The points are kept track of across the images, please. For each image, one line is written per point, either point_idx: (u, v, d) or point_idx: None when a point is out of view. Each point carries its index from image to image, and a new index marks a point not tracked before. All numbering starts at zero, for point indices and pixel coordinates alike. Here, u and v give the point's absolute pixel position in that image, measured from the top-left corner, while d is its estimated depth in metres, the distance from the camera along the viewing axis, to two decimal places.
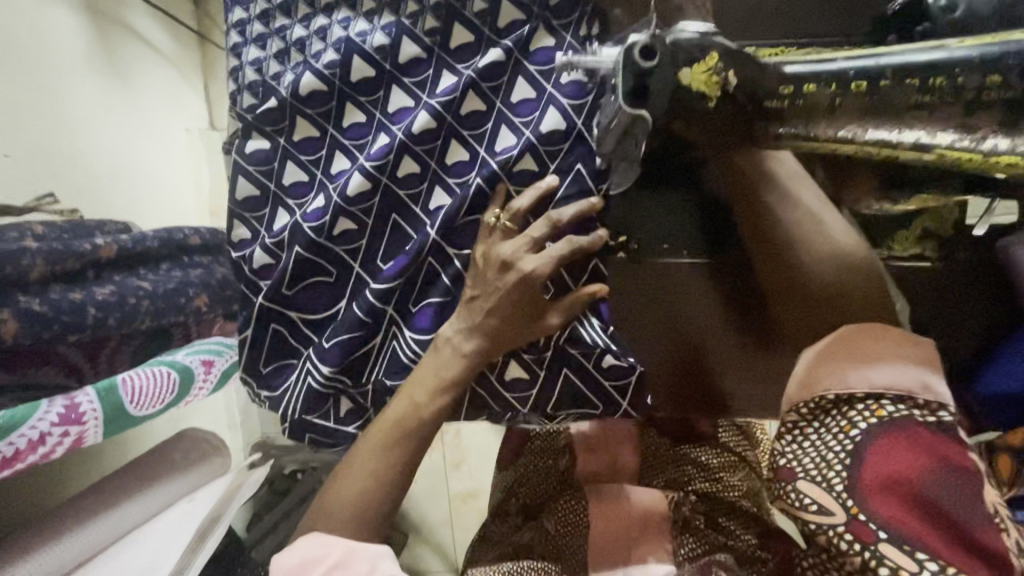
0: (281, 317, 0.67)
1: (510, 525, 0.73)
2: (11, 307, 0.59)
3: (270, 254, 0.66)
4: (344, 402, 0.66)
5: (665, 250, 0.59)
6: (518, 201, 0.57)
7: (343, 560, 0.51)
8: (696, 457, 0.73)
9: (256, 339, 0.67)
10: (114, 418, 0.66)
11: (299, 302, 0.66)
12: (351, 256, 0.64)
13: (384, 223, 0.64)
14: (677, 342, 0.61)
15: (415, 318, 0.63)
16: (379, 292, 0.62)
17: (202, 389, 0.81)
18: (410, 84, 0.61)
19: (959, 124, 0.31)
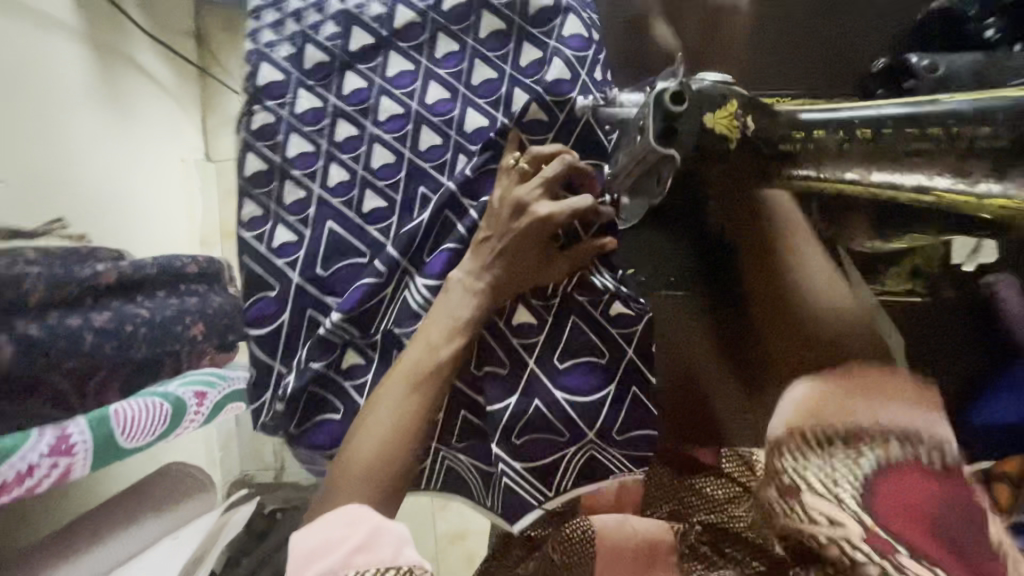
0: (314, 301, 0.72)
1: (513, 557, 0.75)
2: (9, 332, 0.57)
3: (293, 232, 0.74)
4: (353, 356, 0.70)
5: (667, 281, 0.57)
6: (541, 148, 0.65)
7: (371, 539, 0.46)
8: None
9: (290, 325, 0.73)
10: (104, 450, 0.64)
11: (331, 284, 0.73)
12: (383, 235, 0.72)
13: (414, 197, 0.72)
14: (672, 364, 0.62)
15: (427, 266, 0.69)
16: (400, 244, 0.71)
17: (193, 421, 0.79)
18: (450, 80, 0.73)
19: (956, 169, 0.35)
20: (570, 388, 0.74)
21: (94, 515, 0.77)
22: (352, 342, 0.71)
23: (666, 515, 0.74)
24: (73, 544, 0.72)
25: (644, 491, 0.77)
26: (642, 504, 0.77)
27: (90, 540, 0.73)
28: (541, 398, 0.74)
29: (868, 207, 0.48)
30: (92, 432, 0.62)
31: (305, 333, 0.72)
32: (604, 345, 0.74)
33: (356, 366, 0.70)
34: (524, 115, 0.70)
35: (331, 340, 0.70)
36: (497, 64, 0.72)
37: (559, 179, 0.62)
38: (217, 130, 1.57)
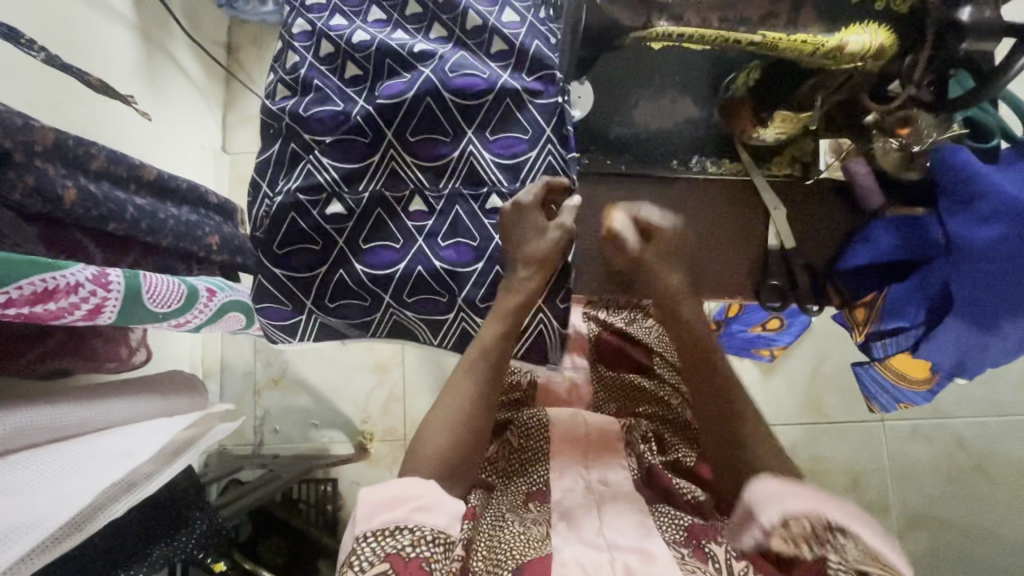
0: (299, 138, 0.73)
1: None
2: (76, 182, 0.70)
3: (289, 88, 0.75)
4: (335, 205, 0.72)
5: (667, 103, 0.72)
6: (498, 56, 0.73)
7: (429, 504, 0.56)
8: (644, 387, 0.84)
9: (280, 157, 0.74)
10: (131, 302, 0.72)
11: (313, 125, 0.72)
12: (357, 93, 0.73)
13: (380, 62, 0.72)
14: (643, 162, 0.72)
15: (385, 90, 0.71)
16: (381, 108, 0.71)
17: (196, 318, 0.86)
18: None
19: (788, 22, 0.52)
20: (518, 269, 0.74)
21: (95, 388, 0.82)
22: (336, 194, 0.72)
23: (615, 412, 0.85)
24: (83, 398, 0.77)
25: (595, 393, 0.87)
26: (595, 403, 0.86)
27: (97, 398, 0.79)
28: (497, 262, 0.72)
29: (746, 97, 0.67)
30: (126, 279, 0.71)
31: (289, 167, 0.74)
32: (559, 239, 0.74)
33: (338, 216, 0.72)
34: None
35: (319, 186, 0.72)
36: (522, 11, 0.74)
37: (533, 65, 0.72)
38: (236, 127, 1.75)
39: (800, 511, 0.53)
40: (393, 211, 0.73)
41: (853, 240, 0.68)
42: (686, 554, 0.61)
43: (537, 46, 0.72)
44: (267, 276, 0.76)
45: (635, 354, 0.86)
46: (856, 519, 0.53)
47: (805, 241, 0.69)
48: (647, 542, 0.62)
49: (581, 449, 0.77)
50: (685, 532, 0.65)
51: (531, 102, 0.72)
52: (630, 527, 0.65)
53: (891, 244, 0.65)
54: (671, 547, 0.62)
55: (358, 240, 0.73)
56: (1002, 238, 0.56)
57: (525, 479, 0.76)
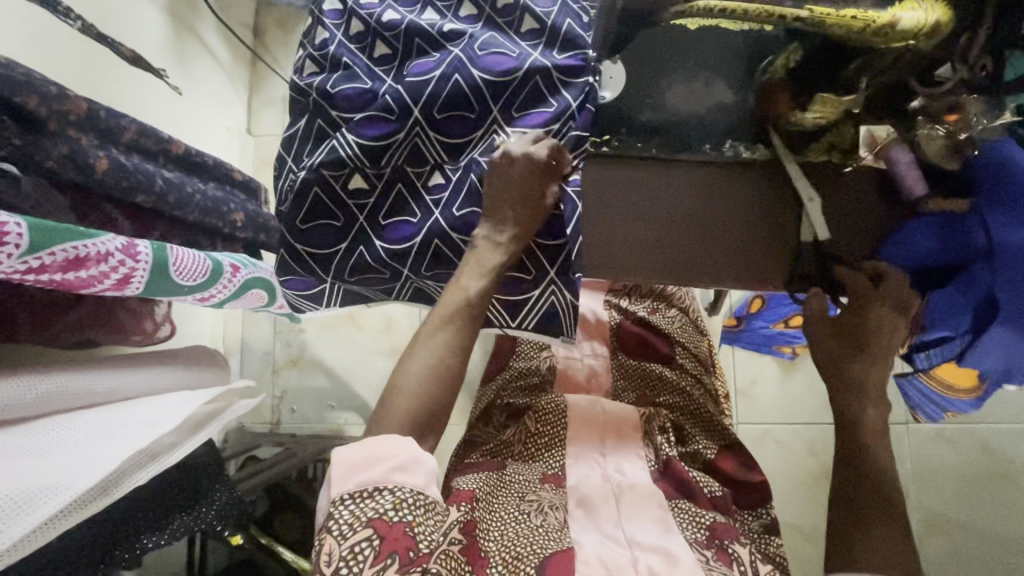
0: (326, 114, 0.72)
1: (495, 427, 0.81)
2: (108, 153, 0.70)
3: (317, 64, 0.75)
4: (357, 181, 0.71)
5: (704, 84, 0.69)
6: (529, 35, 0.71)
7: (407, 464, 0.55)
8: (662, 374, 0.83)
9: (306, 131, 0.74)
10: (158, 274, 0.73)
11: (340, 101, 0.71)
12: (385, 72, 0.72)
13: (409, 44, 0.71)
14: (673, 143, 0.69)
15: (412, 68, 0.70)
16: (410, 87, 0.69)
17: (218, 294, 0.87)
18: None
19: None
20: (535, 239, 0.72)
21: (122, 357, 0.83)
22: (359, 169, 0.71)
23: (635, 400, 0.83)
24: (110, 366, 0.78)
25: (615, 382, 0.85)
26: (614, 391, 0.84)
27: (124, 366, 0.80)
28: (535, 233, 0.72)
29: (784, 80, 0.64)
30: (153, 250, 0.72)
31: (314, 141, 0.73)
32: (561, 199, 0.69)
33: (360, 192, 0.72)
34: None
35: (342, 162, 0.70)
36: None
37: (563, 43, 0.70)
38: (261, 109, 1.75)
39: None
40: (413, 187, 0.73)
41: (895, 231, 0.67)
42: (710, 557, 0.61)
43: (569, 25, 0.70)
44: (287, 250, 0.76)
45: (657, 342, 0.85)
46: None
47: (839, 237, 0.68)
48: (666, 541, 0.62)
49: (599, 435, 0.76)
50: (707, 529, 0.65)
51: (561, 80, 0.69)
52: (651, 523, 0.65)
53: (934, 245, 0.64)
54: (695, 548, 0.62)
55: (379, 214, 0.73)
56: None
57: (541, 463, 0.74)
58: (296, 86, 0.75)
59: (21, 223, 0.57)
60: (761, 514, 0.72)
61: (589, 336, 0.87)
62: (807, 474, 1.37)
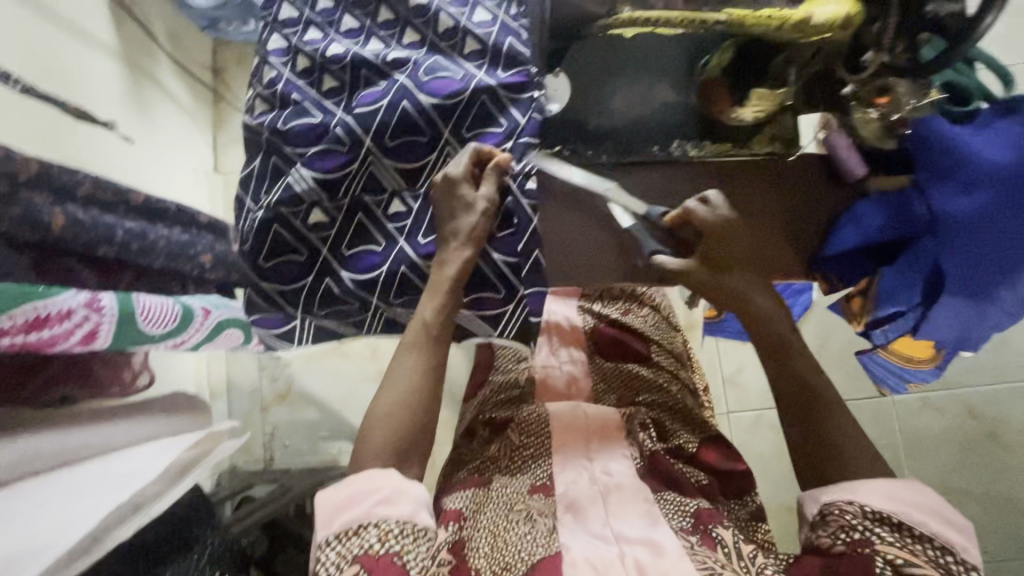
0: (280, 151, 0.73)
1: (480, 441, 0.81)
2: (64, 209, 0.70)
3: (267, 102, 0.75)
4: (317, 214, 0.72)
5: (647, 88, 0.71)
6: (473, 57, 0.73)
7: (391, 496, 0.56)
8: (638, 373, 0.84)
9: (261, 169, 0.74)
10: (126, 324, 0.73)
11: (293, 137, 0.72)
12: (335, 105, 0.73)
13: (355, 75, 0.73)
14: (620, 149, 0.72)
15: (361, 98, 0.71)
16: (360, 117, 0.70)
17: (190, 340, 0.87)
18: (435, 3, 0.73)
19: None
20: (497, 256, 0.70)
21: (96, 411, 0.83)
22: (317, 203, 0.72)
23: (616, 401, 0.83)
24: (83, 422, 0.77)
25: (595, 384, 0.85)
26: (596, 395, 0.84)
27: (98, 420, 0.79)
28: (496, 249, 0.70)
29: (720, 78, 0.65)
30: (119, 302, 0.72)
31: (270, 178, 0.73)
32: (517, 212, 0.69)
33: (321, 225, 0.72)
34: None
35: (300, 197, 0.71)
36: (493, 9, 0.74)
37: (506, 62, 0.72)
38: (227, 147, 1.75)
39: (832, 498, 0.60)
40: (373, 215, 0.73)
41: (847, 212, 0.68)
42: (695, 543, 0.62)
43: (510, 43, 0.72)
44: (253, 288, 0.76)
45: (631, 342, 0.86)
46: (898, 507, 0.58)
47: (788, 226, 0.70)
48: (653, 533, 0.63)
49: (582, 440, 0.76)
50: (691, 517, 0.66)
51: (509, 99, 0.71)
52: (636, 518, 0.66)
53: (878, 222, 0.64)
54: (680, 536, 0.63)
55: (343, 245, 0.73)
56: (984, 207, 0.58)
57: (529, 473, 0.74)
58: (248, 125, 0.75)
59: None
60: (747, 502, 0.73)
61: (565, 342, 0.87)
62: None
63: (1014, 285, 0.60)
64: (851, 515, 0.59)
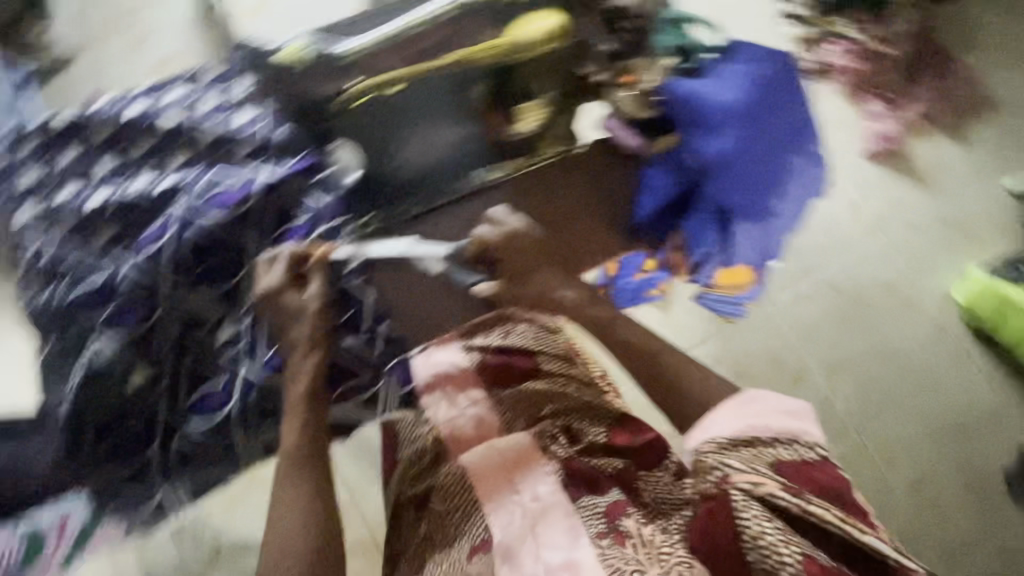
0: (70, 325, 0.65)
1: (409, 520, 0.79)
2: None
3: (41, 279, 0.67)
4: (137, 375, 0.65)
5: (430, 127, 0.71)
6: (252, 157, 0.71)
7: None
8: (535, 389, 0.85)
9: (58, 351, 0.66)
10: None
11: (79, 304, 0.65)
12: (117, 256, 0.66)
13: (131, 218, 0.68)
14: (426, 195, 0.72)
15: (143, 240, 0.66)
16: (147, 259, 0.65)
17: (56, 565, 0.76)
18: (186, 120, 0.72)
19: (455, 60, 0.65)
20: (349, 342, 0.70)
21: None
22: (133, 363, 0.65)
23: (525, 424, 0.83)
24: None
25: (501, 416, 0.84)
26: (505, 425, 0.83)
27: None
28: (343, 339, 0.70)
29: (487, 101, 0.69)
30: None
31: (70, 357, 0.65)
32: (347, 296, 0.69)
33: (145, 385, 0.65)
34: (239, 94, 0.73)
35: (109, 365, 0.64)
36: (255, 108, 0.72)
37: (285, 150, 0.71)
38: None
39: (696, 443, 0.59)
40: (202, 351, 0.67)
41: (642, 179, 0.73)
42: (606, 545, 0.65)
43: (281, 133, 0.71)
44: (97, 480, 0.67)
45: (517, 363, 0.87)
46: (746, 423, 0.59)
47: (597, 209, 0.74)
48: (574, 551, 0.66)
49: (505, 478, 0.75)
50: (603, 515, 0.69)
51: (303, 185, 0.70)
52: (561, 537, 0.67)
53: (670, 180, 0.72)
54: (595, 543, 0.66)
55: (182, 397, 0.67)
56: (738, 143, 0.69)
57: (465, 536, 0.73)
58: (30, 310, 0.68)
59: None
60: (667, 466, 0.76)
61: (460, 388, 0.85)
62: None
63: (783, 195, 0.72)
64: (712, 454, 0.57)
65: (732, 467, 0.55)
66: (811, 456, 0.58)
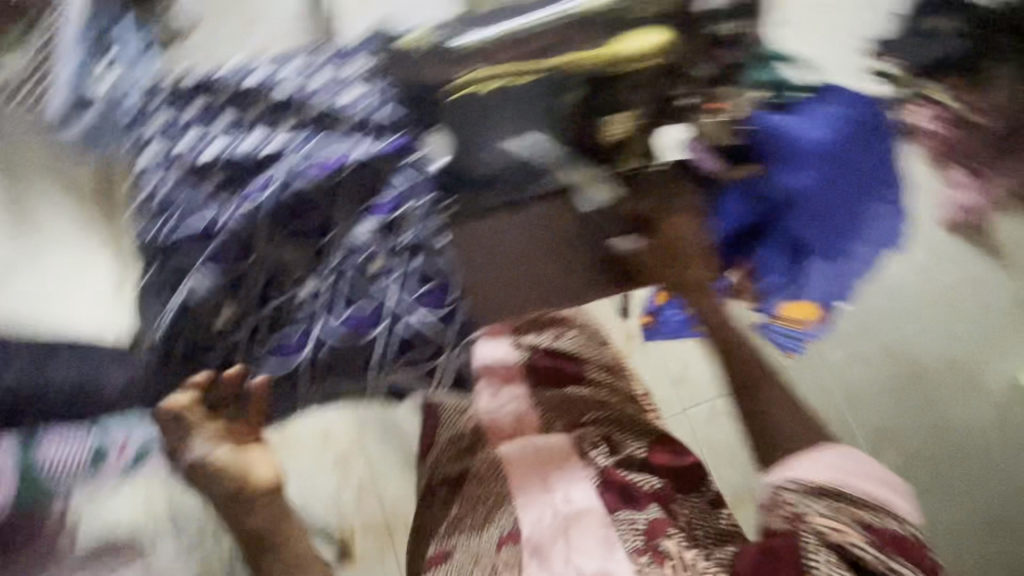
0: (173, 259, 0.71)
1: (440, 502, 0.83)
2: None
3: (153, 217, 0.74)
4: (225, 311, 0.69)
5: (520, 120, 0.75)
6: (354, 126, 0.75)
7: None
8: (578, 393, 0.85)
9: (158, 280, 0.72)
10: (29, 480, 0.72)
11: (186, 243, 0.71)
12: (222, 205, 0.72)
13: (238, 175, 0.73)
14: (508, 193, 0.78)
15: (248, 193, 0.72)
16: (252, 211, 0.71)
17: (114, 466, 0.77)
18: (299, 91, 0.78)
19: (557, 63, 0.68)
20: (422, 316, 0.73)
21: None
22: (224, 302, 0.69)
23: (566, 425, 0.81)
24: None
25: (542, 415, 0.82)
26: (544, 422, 0.82)
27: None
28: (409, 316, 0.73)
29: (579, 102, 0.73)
30: (18, 457, 0.71)
31: (167, 288, 0.71)
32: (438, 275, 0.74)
33: (230, 323, 0.70)
34: (352, 73, 0.79)
35: (204, 300, 0.69)
36: (364, 87, 0.78)
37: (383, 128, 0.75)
38: None
39: (778, 478, 0.62)
40: (280, 303, 0.71)
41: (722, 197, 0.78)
42: (645, 565, 0.65)
43: (376, 116, 0.75)
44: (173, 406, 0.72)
45: (566, 363, 0.88)
46: (839, 476, 0.60)
47: (663, 222, 0.77)
48: (608, 563, 0.67)
49: (540, 478, 0.76)
50: (642, 534, 0.67)
51: (390, 168, 0.74)
52: (595, 547, 0.68)
53: (740, 210, 0.77)
54: (632, 558, 0.66)
55: (257, 347, 0.71)
56: (820, 180, 0.75)
57: (495, 525, 0.76)
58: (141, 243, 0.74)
59: None
60: (705, 492, 0.77)
61: (503, 382, 0.84)
62: (755, 433, 1.46)
63: (863, 235, 0.78)
64: (796, 496, 0.60)
65: (808, 516, 0.59)
66: (902, 527, 0.59)
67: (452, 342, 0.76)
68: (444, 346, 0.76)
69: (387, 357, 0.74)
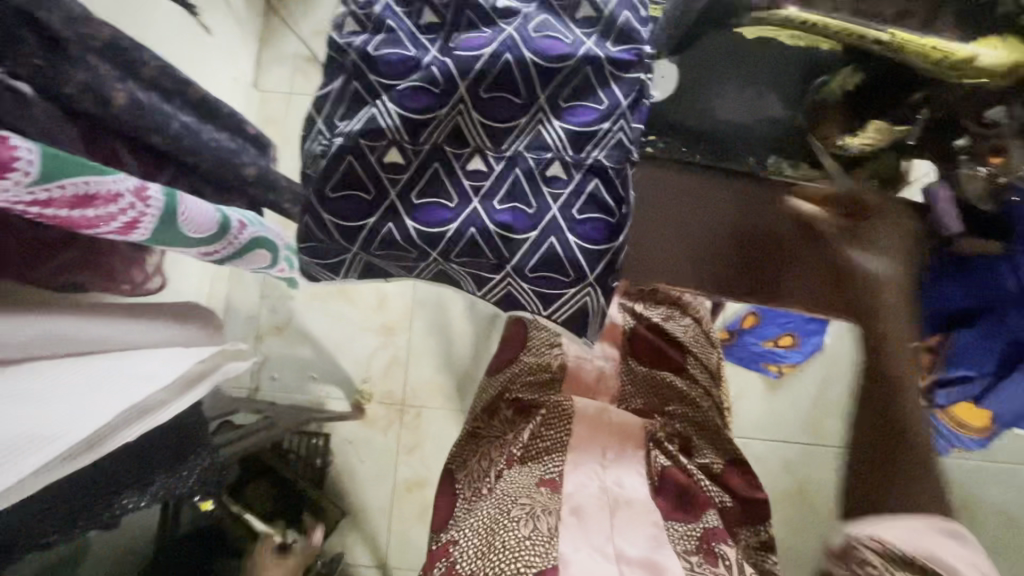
0: (363, 77, 0.67)
1: (500, 418, 0.86)
2: (125, 88, 0.66)
3: (358, 24, 0.68)
4: (395, 153, 0.68)
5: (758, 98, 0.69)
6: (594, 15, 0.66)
7: None
8: (675, 385, 0.85)
9: (340, 92, 0.69)
10: (166, 223, 0.69)
11: (382, 66, 0.66)
12: (430, 42, 0.66)
13: (457, 18, 0.66)
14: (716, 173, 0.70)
15: (462, 41, 0.65)
16: (460, 61, 0.65)
17: (222, 250, 0.82)
18: None
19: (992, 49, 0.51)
20: (575, 242, 0.68)
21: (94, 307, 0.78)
22: (398, 143, 0.67)
23: (639, 406, 0.85)
24: (105, 312, 0.78)
25: (622, 386, 0.86)
26: (621, 395, 0.86)
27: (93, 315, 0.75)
28: (558, 236, 0.69)
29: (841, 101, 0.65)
30: (165, 199, 0.68)
31: (349, 105, 0.68)
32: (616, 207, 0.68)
33: (396, 165, 0.68)
34: None
35: (381, 132, 0.67)
36: None
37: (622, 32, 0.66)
38: (270, 65, 1.58)
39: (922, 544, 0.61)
40: (452, 169, 0.69)
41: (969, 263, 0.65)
42: (695, 564, 0.68)
43: (626, 17, 0.66)
44: (310, 216, 0.72)
45: (671, 352, 0.88)
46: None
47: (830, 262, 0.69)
48: (655, 554, 0.67)
49: (600, 448, 0.79)
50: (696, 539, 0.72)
51: (613, 74, 0.66)
52: (642, 538, 0.69)
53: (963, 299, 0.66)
54: (682, 557, 0.68)
55: (411, 197, 0.70)
56: None
57: (541, 465, 0.77)
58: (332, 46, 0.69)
59: (32, 150, 0.53)
60: (760, 531, 0.80)
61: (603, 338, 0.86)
62: (778, 489, 1.43)
63: None
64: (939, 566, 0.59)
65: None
66: None
67: (591, 278, 0.69)
68: (583, 280, 0.70)
69: (523, 263, 0.70)
